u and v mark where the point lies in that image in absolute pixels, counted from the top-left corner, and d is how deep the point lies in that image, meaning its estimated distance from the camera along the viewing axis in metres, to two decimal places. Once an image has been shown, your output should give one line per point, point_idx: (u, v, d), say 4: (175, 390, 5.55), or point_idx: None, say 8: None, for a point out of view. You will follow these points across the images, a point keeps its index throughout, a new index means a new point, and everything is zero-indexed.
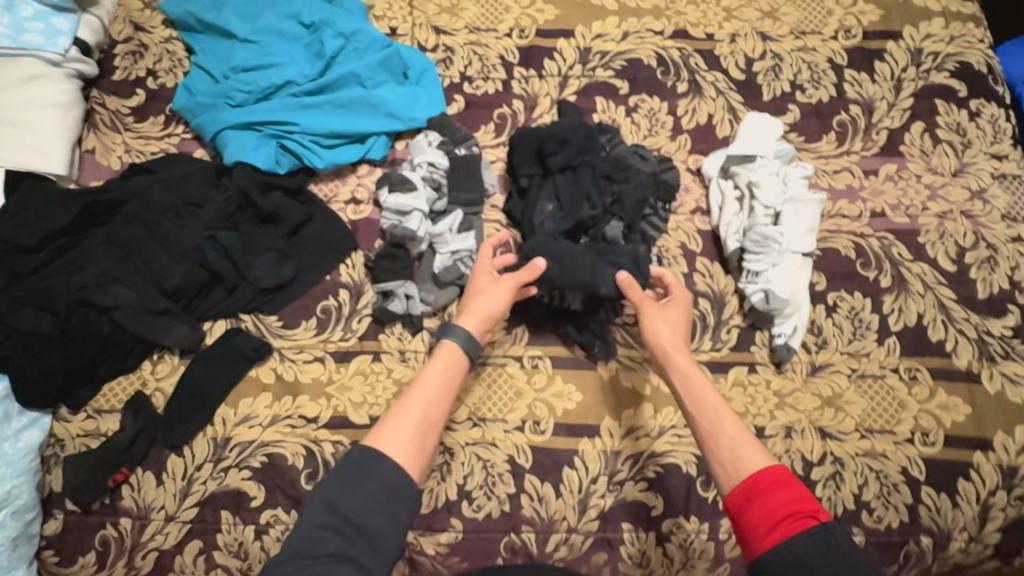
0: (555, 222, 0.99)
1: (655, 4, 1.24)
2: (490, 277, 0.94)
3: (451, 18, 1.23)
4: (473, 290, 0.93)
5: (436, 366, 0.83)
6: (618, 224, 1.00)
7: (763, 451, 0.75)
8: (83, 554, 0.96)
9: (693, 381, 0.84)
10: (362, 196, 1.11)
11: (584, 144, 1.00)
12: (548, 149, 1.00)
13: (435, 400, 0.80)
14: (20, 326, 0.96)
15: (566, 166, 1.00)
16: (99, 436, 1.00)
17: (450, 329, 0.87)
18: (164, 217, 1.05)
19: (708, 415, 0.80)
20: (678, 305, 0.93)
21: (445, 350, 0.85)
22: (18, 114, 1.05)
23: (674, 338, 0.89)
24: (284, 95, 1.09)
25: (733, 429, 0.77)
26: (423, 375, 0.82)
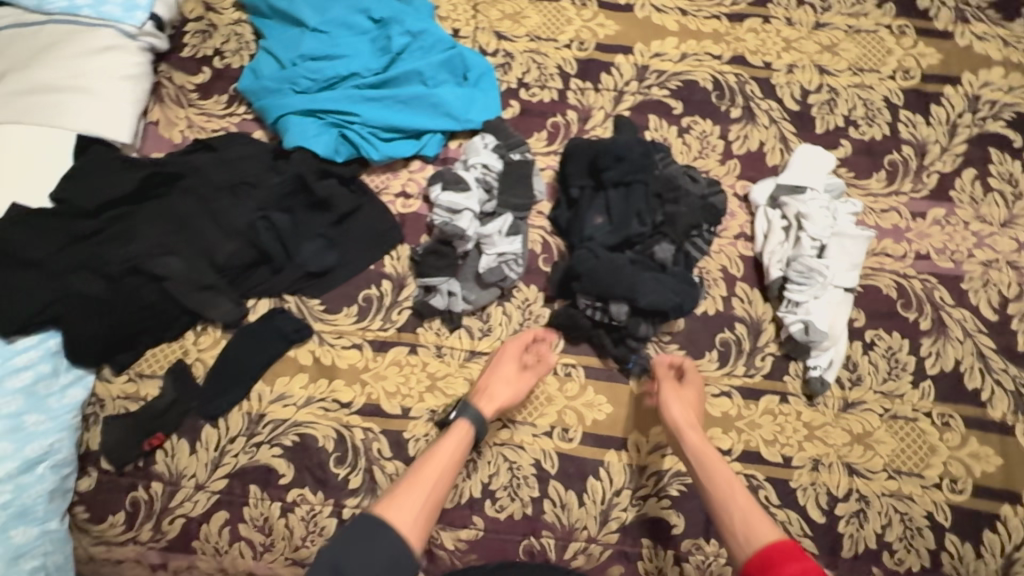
0: (604, 235, 0.99)
1: (716, 28, 1.25)
2: (516, 366, 1.00)
3: (513, 24, 1.25)
4: (495, 376, 0.98)
5: (450, 443, 0.92)
6: (668, 246, 0.99)
7: (771, 522, 0.85)
8: (112, 513, 0.99)
9: (702, 452, 0.92)
10: (412, 190, 1.13)
11: (639, 162, 1.00)
12: (602, 163, 1.00)
13: (442, 477, 0.89)
14: (75, 289, 0.96)
15: (619, 182, 1.00)
16: (139, 399, 1.02)
17: (469, 413, 0.95)
18: (219, 194, 1.06)
19: (717, 485, 0.89)
20: (694, 386, 0.99)
21: (458, 430, 0.93)
22: (91, 81, 1.06)
23: (687, 414, 0.96)
24: (347, 86, 1.10)
25: (740, 498, 0.87)
26: (436, 451, 0.91)
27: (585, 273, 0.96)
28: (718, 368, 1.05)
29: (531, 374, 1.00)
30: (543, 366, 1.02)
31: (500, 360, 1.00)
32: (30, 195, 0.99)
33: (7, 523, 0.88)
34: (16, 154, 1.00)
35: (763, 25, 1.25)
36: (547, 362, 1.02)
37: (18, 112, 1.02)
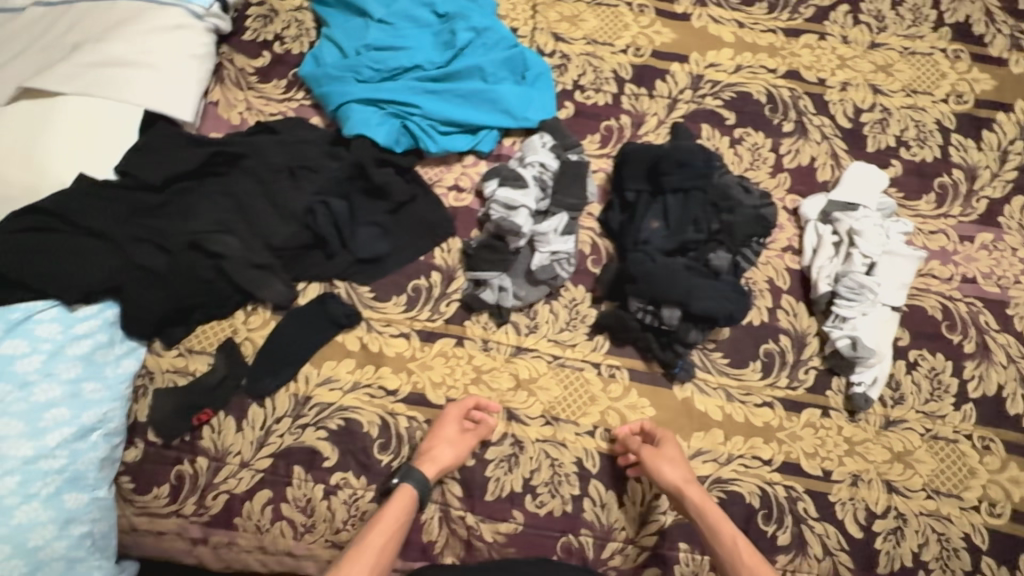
0: (661, 240, 1.00)
1: (772, 42, 1.26)
2: (458, 426, 1.00)
3: (571, 27, 1.26)
4: (438, 439, 0.98)
5: (396, 509, 0.93)
6: (723, 254, 1.00)
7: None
8: (157, 486, 1.00)
9: (703, 509, 0.94)
10: (465, 184, 1.14)
11: (698, 170, 1.02)
12: (663, 168, 1.02)
13: (388, 543, 0.90)
14: (136, 260, 0.97)
15: (679, 188, 1.01)
16: (188, 374, 1.03)
17: (413, 477, 0.95)
18: (278, 177, 1.07)
19: (721, 543, 0.91)
20: (670, 443, 0.98)
21: (400, 496, 0.94)
22: (160, 58, 1.08)
23: (679, 474, 0.96)
24: (409, 78, 1.12)
25: (746, 555, 0.90)
26: (382, 517, 0.92)
27: (642, 275, 0.97)
28: (761, 378, 1.06)
29: (471, 437, 0.99)
30: (484, 429, 1.01)
31: (441, 423, 0.99)
32: (94, 167, 1.01)
33: (58, 489, 0.87)
34: (83, 125, 1.02)
35: (819, 42, 1.26)
36: (485, 426, 1.01)
37: (85, 82, 1.03)
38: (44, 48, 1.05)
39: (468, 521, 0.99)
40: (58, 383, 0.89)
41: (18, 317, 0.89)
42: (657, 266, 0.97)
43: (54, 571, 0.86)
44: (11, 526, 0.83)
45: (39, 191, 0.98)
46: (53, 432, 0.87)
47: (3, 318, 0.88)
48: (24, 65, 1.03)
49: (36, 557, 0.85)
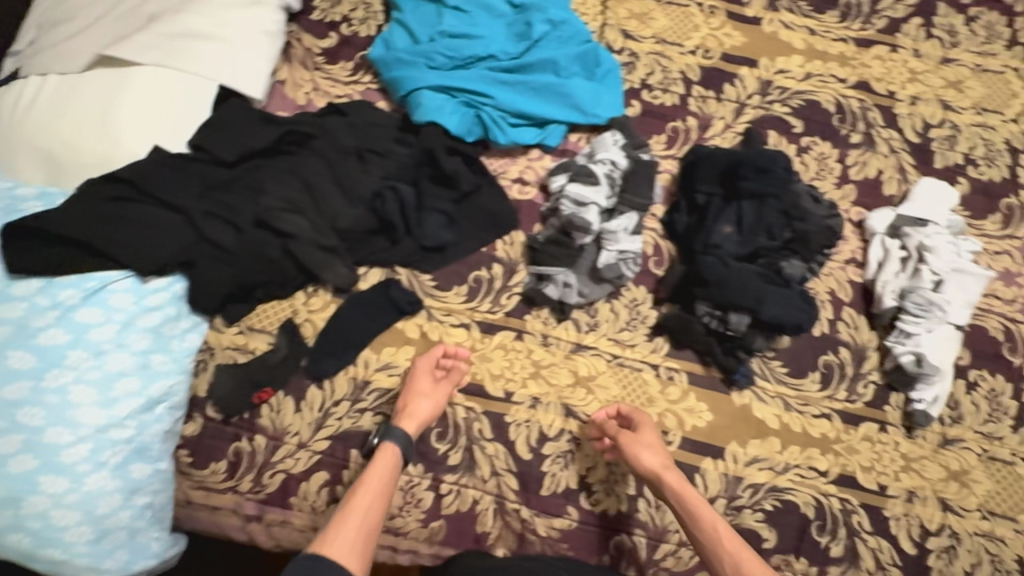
0: (734, 245, 1.00)
1: (842, 51, 1.24)
2: (430, 378, 1.00)
3: (640, 25, 1.25)
4: (414, 395, 0.98)
5: (379, 471, 0.92)
6: (797, 263, 1.00)
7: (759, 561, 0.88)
8: (215, 461, 1.00)
9: (683, 494, 0.93)
10: (529, 178, 1.13)
11: (777, 178, 1.02)
12: (740, 173, 1.02)
13: (377, 502, 0.90)
14: (207, 235, 0.96)
15: (754, 194, 1.01)
16: (248, 352, 1.03)
17: (393, 434, 0.95)
18: (347, 159, 1.06)
19: (705, 529, 0.90)
20: (647, 429, 0.99)
21: (383, 456, 0.94)
22: (233, 33, 1.06)
23: (657, 459, 0.96)
24: (482, 68, 1.11)
25: (727, 539, 0.90)
26: (364, 483, 0.91)
27: (714, 278, 0.98)
28: (820, 390, 1.06)
29: (445, 384, 1.01)
30: (457, 374, 1.02)
31: (413, 379, 1.00)
32: (167, 140, 1.00)
33: (125, 460, 0.86)
34: (156, 96, 1.01)
35: (890, 54, 1.24)
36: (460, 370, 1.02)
37: (160, 53, 1.02)
38: (121, 17, 1.05)
39: (523, 515, 0.99)
40: (129, 354, 0.88)
41: (94, 285, 0.88)
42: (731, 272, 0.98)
43: (117, 540, 0.86)
44: (81, 494, 0.83)
45: (113, 160, 0.97)
46: (123, 402, 0.86)
47: (80, 285, 0.87)
48: (101, 32, 1.03)
49: (102, 526, 0.85)
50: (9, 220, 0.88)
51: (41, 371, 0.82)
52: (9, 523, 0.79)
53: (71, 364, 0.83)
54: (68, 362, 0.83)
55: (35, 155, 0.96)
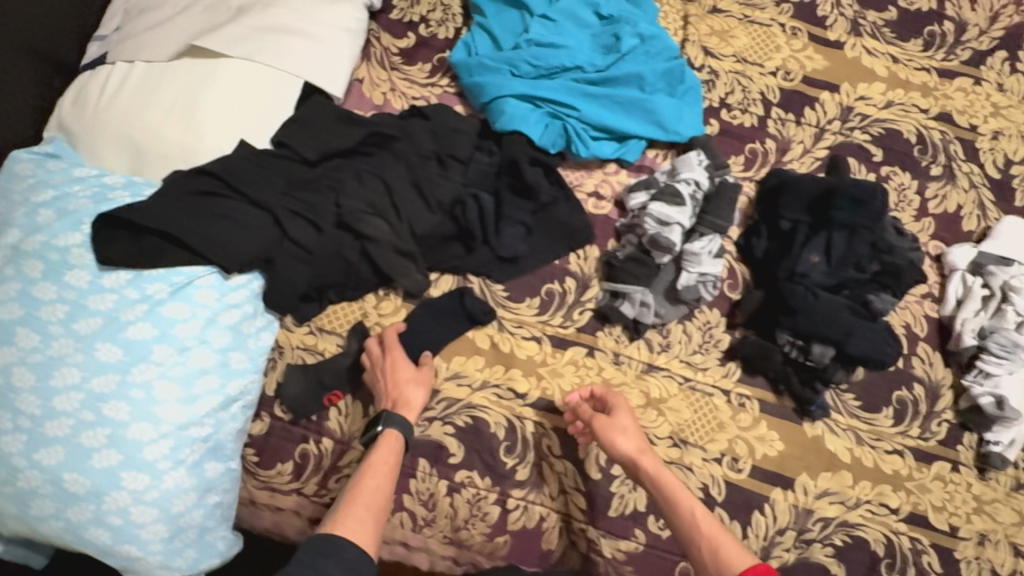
0: (822, 275, 1.00)
1: (925, 81, 1.23)
2: (410, 365, 0.99)
3: (721, 42, 1.23)
4: (407, 383, 0.97)
5: (384, 454, 0.90)
6: (888, 298, 1.00)
7: (744, 551, 0.78)
8: (281, 462, 0.99)
9: (659, 477, 0.88)
10: (605, 192, 1.12)
11: (873, 211, 1.01)
12: (835, 203, 1.00)
13: (382, 484, 0.88)
14: (291, 234, 0.95)
15: (847, 225, 1.00)
16: (317, 353, 1.02)
17: (396, 422, 0.93)
18: (427, 164, 1.05)
19: (680, 514, 0.84)
20: (623, 412, 0.95)
21: (388, 440, 0.92)
22: (318, 31, 1.05)
23: (634, 444, 0.91)
24: (567, 78, 1.10)
25: (705, 523, 0.82)
26: (372, 464, 0.89)
27: (803, 307, 0.98)
28: (892, 426, 1.04)
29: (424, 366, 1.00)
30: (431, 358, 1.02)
31: (397, 368, 0.97)
32: (250, 135, 0.99)
33: (201, 458, 0.85)
34: (242, 89, 0.99)
35: (973, 87, 1.23)
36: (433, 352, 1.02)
37: (247, 46, 1.01)
38: (209, 7, 1.04)
39: (589, 535, 0.98)
40: (210, 351, 0.87)
41: (180, 280, 0.86)
42: (819, 303, 0.97)
43: (189, 538, 0.85)
44: (159, 491, 0.82)
45: (197, 152, 0.96)
46: (202, 400, 0.85)
47: (168, 279, 0.86)
48: (189, 22, 1.02)
49: (177, 524, 0.84)
50: (97, 209, 0.86)
51: (129, 365, 0.81)
52: (90, 518, 0.78)
53: (156, 360, 0.82)
54: (154, 357, 0.82)
55: (122, 144, 0.96)
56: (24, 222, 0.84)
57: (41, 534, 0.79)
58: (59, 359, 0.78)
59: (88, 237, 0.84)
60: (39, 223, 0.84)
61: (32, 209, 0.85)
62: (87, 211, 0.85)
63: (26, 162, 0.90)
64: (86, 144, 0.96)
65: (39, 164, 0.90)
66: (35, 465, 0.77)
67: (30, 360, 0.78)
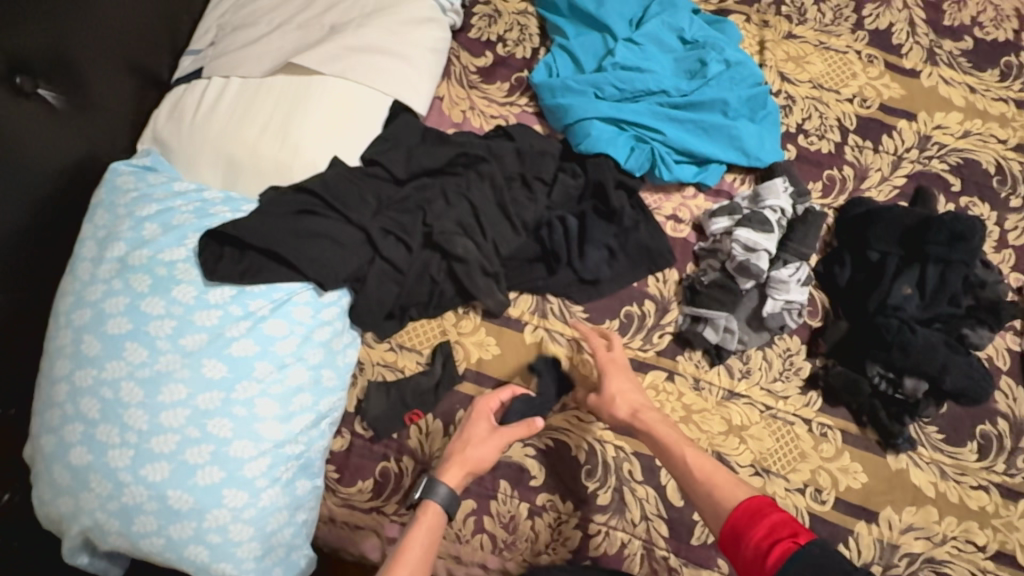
0: (913, 308, 1.00)
1: (1003, 112, 1.22)
2: (486, 426, 0.94)
3: (797, 68, 1.23)
4: (477, 441, 0.92)
5: (420, 535, 0.84)
6: (982, 332, 1.00)
7: (735, 485, 0.82)
8: (362, 480, 0.98)
9: (654, 435, 0.91)
10: (683, 216, 1.11)
11: (971, 247, 1.00)
12: (931, 236, 1.00)
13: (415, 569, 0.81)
14: (382, 252, 0.95)
15: (942, 258, 1.00)
16: (398, 370, 1.02)
17: (437, 491, 0.87)
18: (511, 184, 1.06)
19: (675, 464, 0.87)
20: (617, 376, 0.97)
21: (429, 515, 0.86)
22: (409, 51, 1.07)
23: (631, 408, 0.94)
24: (650, 102, 1.12)
25: (697, 464, 0.85)
26: (406, 547, 0.82)
27: (898, 340, 0.97)
28: (977, 461, 1.03)
29: (516, 429, 0.93)
30: (519, 428, 0.93)
31: (472, 426, 0.93)
32: (342, 151, 0.99)
33: (294, 476, 0.85)
34: (335, 108, 1.00)
35: None
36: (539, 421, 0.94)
37: (340, 65, 1.02)
38: (302, 25, 1.05)
39: (671, 563, 0.96)
40: (306, 368, 0.87)
41: (280, 296, 0.87)
42: (918, 338, 0.97)
43: (277, 557, 0.85)
44: (256, 509, 0.81)
45: (292, 169, 0.97)
46: (297, 417, 0.85)
47: (268, 296, 0.86)
48: (284, 39, 1.04)
49: (269, 542, 0.83)
50: (201, 224, 0.87)
51: (232, 382, 0.81)
52: (191, 535, 0.78)
53: (257, 376, 0.82)
54: (255, 374, 0.82)
55: (217, 160, 0.97)
56: (130, 235, 0.85)
57: (140, 550, 0.79)
58: (166, 374, 0.78)
59: (193, 252, 0.85)
60: (146, 237, 0.85)
61: (138, 222, 0.86)
62: (192, 226, 0.86)
63: (127, 174, 0.91)
64: (182, 158, 0.97)
65: (140, 177, 0.91)
66: (141, 480, 0.77)
67: (138, 375, 0.78)
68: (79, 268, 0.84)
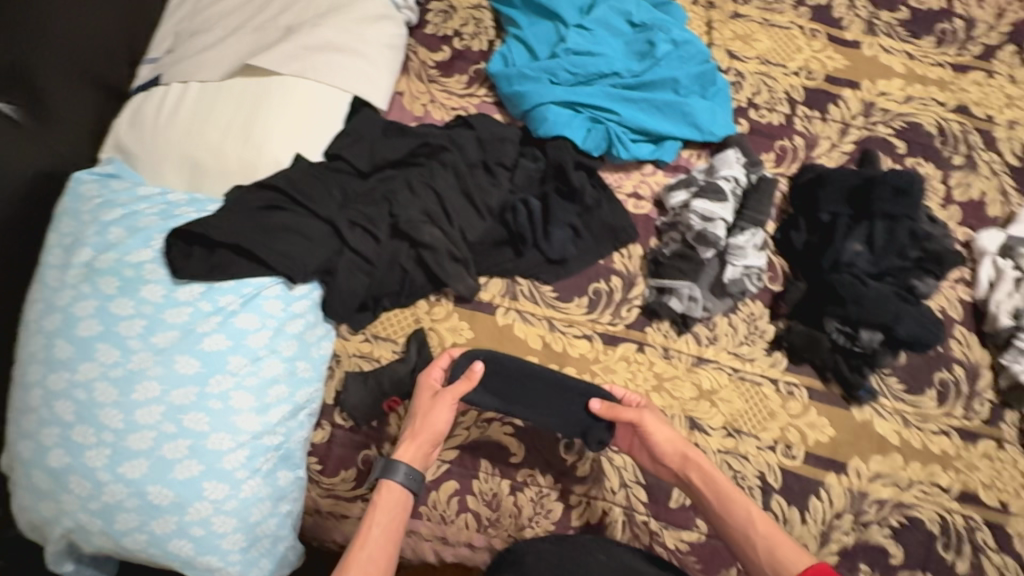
0: (864, 263, 1.04)
1: (941, 76, 1.28)
2: (430, 393, 0.95)
3: (744, 45, 1.28)
4: (426, 412, 0.92)
5: (378, 516, 0.85)
6: (929, 282, 1.05)
7: (800, 550, 0.80)
8: (345, 469, 1.00)
9: (710, 477, 0.89)
10: (644, 193, 1.15)
11: (913, 201, 1.06)
12: (876, 194, 1.05)
13: (377, 551, 0.82)
14: (351, 244, 0.97)
15: (887, 214, 1.05)
16: (375, 360, 1.04)
17: (395, 471, 0.88)
18: (474, 171, 1.09)
19: (732, 512, 0.85)
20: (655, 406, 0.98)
21: (387, 494, 0.87)
22: (365, 47, 1.09)
23: (677, 438, 0.93)
24: (604, 84, 1.15)
25: (760, 523, 0.83)
26: (363, 529, 0.84)
27: (851, 294, 1.02)
28: (937, 407, 1.07)
29: (457, 390, 0.94)
30: (459, 385, 0.94)
31: (419, 399, 0.95)
32: (304, 148, 1.01)
33: (274, 466, 0.86)
34: (295, 106, 1.02)
35: (987, 79, 1.28)
36: (474, 370, 0.93)
37: (298, 65, 1.04)
38: (258, 28, 1.07)
39: (651, 527, 0.99)
40: (279, 360, 0.88)
41: (250, 291, 0.88)
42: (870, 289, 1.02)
43: (263, 548, 0.86)
44: (238, 501, 0.83)
45: (255, 168, 0.98)
46: (275, 408, 0.87)
47: (238, 291, 0.87)
48: (240, 42, 1.05)
49: (253, 533, 0.84)
50: (167, 225, 0.88)
51: (206, 376, 0.82)
52: (174, 530, 0.79)
53: (231, 370, 0.84)
54: (229, 367, 0.84)
55: (181, 164, 0.98)
56: (96, 240, 0.86)
57: (125, 549, 0.80)
58: (139, 373, 0.80)
59: (159, 253, 0.86)
60: (112, 240, 0.86)
61: (103, 227, 0.87)
62: (157, 227, 0.88)
63: (90, 182, 0.92)
64: (145, 163, 0.98)
65: (103, 184, 0.92)
66: (120, 478, 0.78)
67: (111, 375, 0.79)
68: (47, 276, 0.84)
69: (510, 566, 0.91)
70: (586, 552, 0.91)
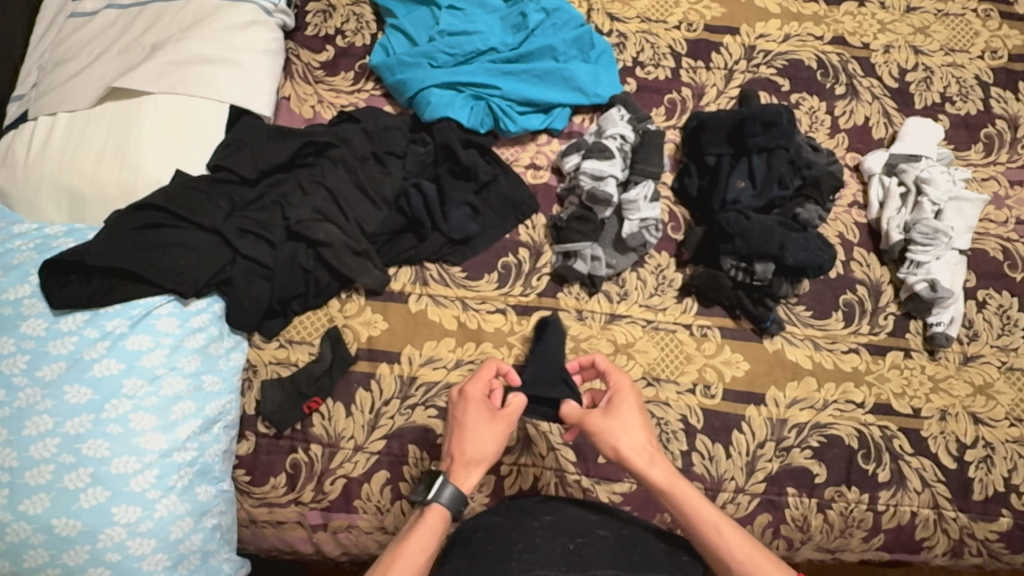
0: (750, 198, 1.09)
1: (816, 11, 1.31)
2: (490, 418, 0.91)
3: (624, 6, 1.29)
4: (491, 437, 0.89)
5: (421, 539, 0.82)
6: (812, 207, 1.10)
7: (768, 557, 0.81)
8: (275, 476, 0.99)
9: (673, 489, 0.85)
10: (541, 162, 1.16)
11: (784, 130, 1.11)
12: (749, 130, 1.11)
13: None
14: (244, 252, 0.97)
15: (763, 148, 1.10)
16: (291, 365, 1.01)
17: (444, 492, 0.85)
18: (366, 164, 1.09)
19: (698, 525, 0.84)
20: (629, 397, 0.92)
21: (432, 517, 0.84)
22: (238, 55, 1.08)
23: (641, 441, 0.88)
24: (484, 61, 1.17)
25: (732, 538, 0.82)
26: (404, 550, 0.80)
27: (739, 228, 1.05)
28: (844, 327, 1.10)
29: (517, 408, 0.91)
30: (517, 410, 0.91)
31: (482, 423, 0.90)
32: (186, 163, 1.01)
33: (190, 482, 0.86)
34: (170, 122, 1.02)
35: (859, 9, 1.32)
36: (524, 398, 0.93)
37: (168, 80, 1.03)
38: (124, 50, 1.07)
39: (585, 484, 1.02)
40: (181, 376, 0.88)
41: (139, 312, 0.89)
42: (758, 222, 1.05)
43: (192, 564, 0.86)
44: (154, 521, 0.83)
45: (136, 189, 0.98)
46: (182, 425, 0.87)
47: (126, 313, 0.88)
48: (107, 67, 1.05)
49: (178, 551, 0.85)
50: (43, 258, 0.89)
51: (100, 402, 0.83)
52: (88, 559, 0.80)
53: (128, 393, 0.84)
54: (124, 391, 0.84)
55: (59, 196, 0.98)
56: None
57: None
58: (29, 409, 0.81)
59: (38, 287, 0.87)
60: None
61: None
62: (33, 262, 0.88)
63: None
64: (22, 201, 0.98)
65: None
66: (21, 516, 0.79)
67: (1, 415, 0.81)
68: None
69: (459, 548, 0.90)
70: (529, 516, 0.92)
